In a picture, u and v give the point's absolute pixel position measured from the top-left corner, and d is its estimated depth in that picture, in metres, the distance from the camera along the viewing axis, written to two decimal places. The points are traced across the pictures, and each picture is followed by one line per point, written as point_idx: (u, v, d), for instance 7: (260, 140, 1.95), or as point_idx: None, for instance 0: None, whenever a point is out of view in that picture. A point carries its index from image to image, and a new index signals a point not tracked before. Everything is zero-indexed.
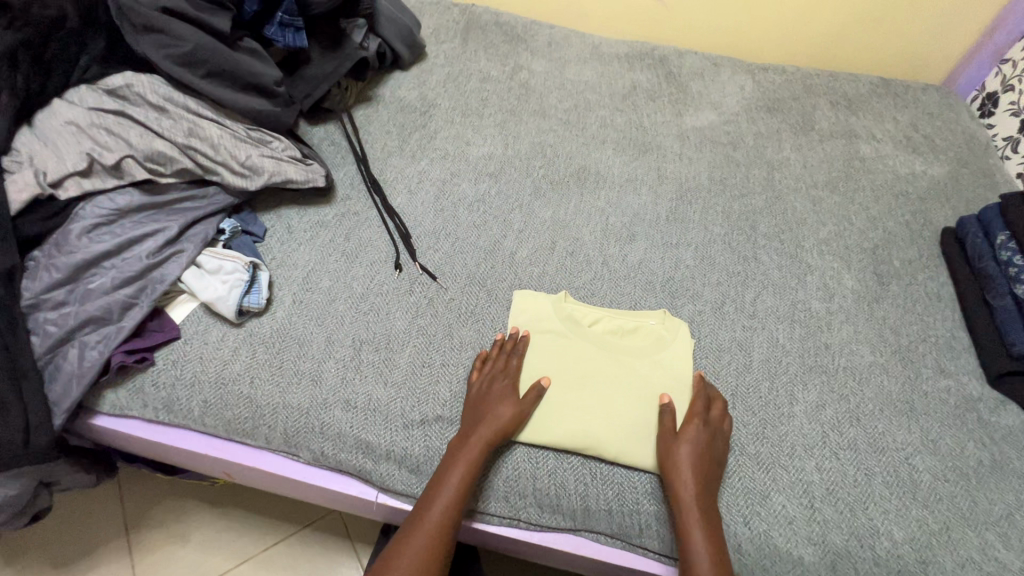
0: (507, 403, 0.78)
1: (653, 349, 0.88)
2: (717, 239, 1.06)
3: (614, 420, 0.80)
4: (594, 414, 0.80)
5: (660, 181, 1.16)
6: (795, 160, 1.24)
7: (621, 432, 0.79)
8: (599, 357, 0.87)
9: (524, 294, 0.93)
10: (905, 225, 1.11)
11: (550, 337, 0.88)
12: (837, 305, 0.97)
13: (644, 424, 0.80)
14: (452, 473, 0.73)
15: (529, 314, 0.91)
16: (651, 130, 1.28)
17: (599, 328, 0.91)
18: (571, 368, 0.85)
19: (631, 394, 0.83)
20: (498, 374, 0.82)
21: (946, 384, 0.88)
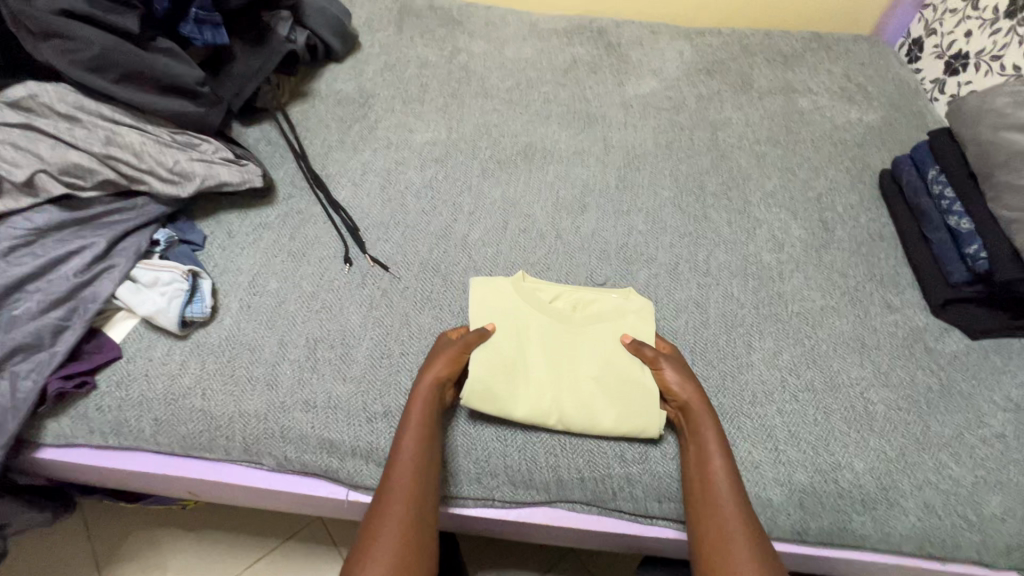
0: (438, 363, 0.77)
1: (616, 321, 0.87)
2: (667, 202, 1.07)
3: (580, 393, 0.79)
4: (563, 388, 0.80)
5: (607, 151, 1.16)
6: (737, 120, 1.26)
7: (586, 404, 0.78)
8: (564, 333, 0.85)
9: (482, 279, 0.89)
10: (844, 171, 1.15)
11: (512, 317, 0.85)
12: (787, 255, 0.99)
13: (613, 392, 0.80)
14: (394, 490, 0.69)
15: (488, 295, 0.87)
16: (595, 102, 1.29)
17: (562, 304, 0.89)
18: (536, 345, 0.84)
19: (599, 364, 0.82)
20: (438, 342, 0.81)
21: (894, 319, 0.91)
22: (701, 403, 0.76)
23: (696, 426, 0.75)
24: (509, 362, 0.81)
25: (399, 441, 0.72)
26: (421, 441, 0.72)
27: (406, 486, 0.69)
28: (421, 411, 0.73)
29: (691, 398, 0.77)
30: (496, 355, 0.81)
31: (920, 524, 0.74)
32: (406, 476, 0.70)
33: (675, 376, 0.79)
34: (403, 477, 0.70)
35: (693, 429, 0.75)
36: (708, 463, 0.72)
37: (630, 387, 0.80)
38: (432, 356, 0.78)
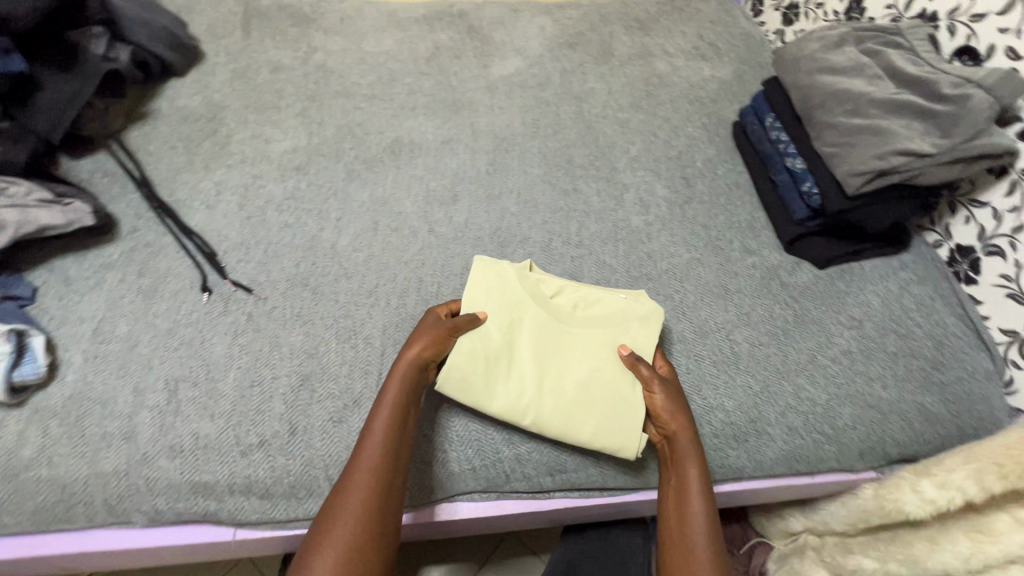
0: (420, 341, 0.75)
1: (618, 327, 0.85)
2: (538, 180, 1.08)
3: (561, 391, 0.79)
4: (549, 395, 0.78)
5: (475, 137, 1.16)
6: (600, 89, 1.29)
7: (564, 401, 0.78)
8: (558, 333, 0.84)
9: (484, 260, 0.87)
10: (702, 128, 1.21)
11: (507, 311, 0.83)
12: (654, 215, 1.03)
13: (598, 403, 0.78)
14: (367, 460, 0.67)
15: (486, 279, 0.85)
16: (460, 88, 1.27)
17: (570, 302, 0.86)
18: (529, 340, 0.82)
19: (590, 372, 0.81)
20: (425, 318, 0.79)
21: (752, 261, 0.98)
22: (688, 435, 0.74)
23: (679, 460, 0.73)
24: (498, 364, 0.80)
25: (376, 410, 0.70)
26: (397, 413, 0.70)
27: (376, 464, 0.67)
28: (401, 387, 0.72)
29: (676, 425, 0.75)
30: (478, 358, 0.78)
31: (785, 446, 0.80)
32: (382, 447, 0.68)
33: (661, 395, 0.77)
34: (373, 454, 0.67)
35: (675, 463, 0.74)
36: (686, 498, 0.71)
37: (613, 397, 0.79)
38: (419, 333, 0.76)
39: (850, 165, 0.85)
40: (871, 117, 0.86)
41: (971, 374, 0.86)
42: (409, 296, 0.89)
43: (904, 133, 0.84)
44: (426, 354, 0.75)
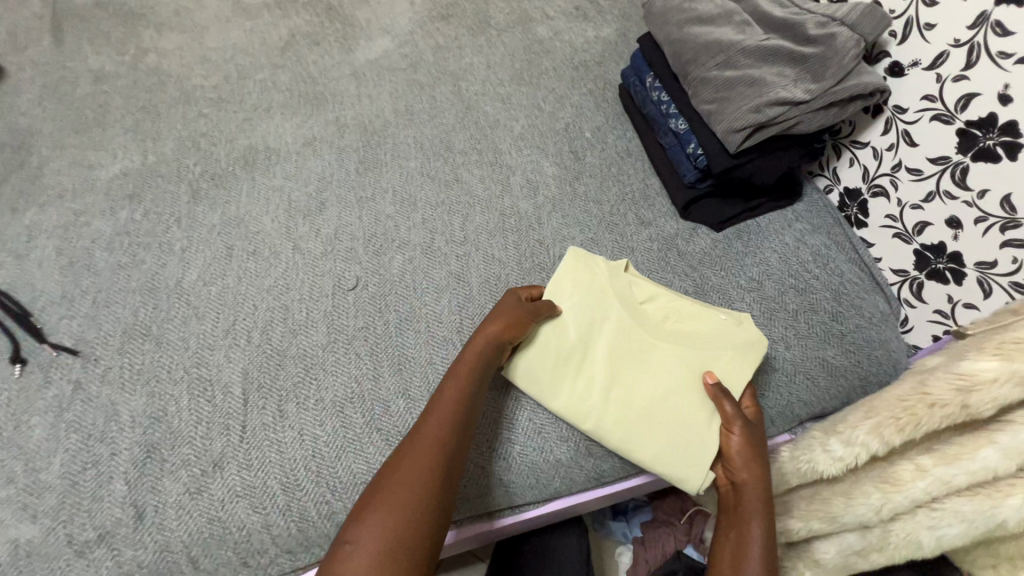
0: (494, 323, 0.73)
1: (699, 345, 0.79)
2: (415, 174, 0.98)
3: (626, 400, 0.75)
4: (616, 406, 0.75)
5: (341, 133, 1.03)
6: (478, 64, 1.18)
7: (622, 410, 0.74)
8: (641, 338, 0.79)
9: (579, 251, 0.85)
10: (588, 94, 1.13)
11: (597, 304, 0.81)
12: (543, 198, 0.96)
13: (664, 424, 0.74)
14: (427, 438, 0.64)
15: (579, 274, 0.83)
16: (322, 78, 1.13)
17: (676, 311, 0.81)
18: (608, 341, 0.79)
19: (663, 389, 0.76)
20: (502, 299, 0.77)
21: (648, 233, 0.93)
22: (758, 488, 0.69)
23: (744, 508, 0.68)
24: (569, 371, 0.77)
25: (440, 393, 0.68)
26: (459, 401, 0.67)
27: (433, 454, 0.62)
28: (462, 382, 0.68)
29: (749, 476, 0.70)
30: (545, 360, 0.76)
31: None
32: (439, 431, 0.64)
33: (741, 441, 0.71)
34: (426, 446, 0.63)
35: (738, 510, 0.69)
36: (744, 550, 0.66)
37: (682, 418, 0.74)
38: (493, 314, 0.75)
39: (727, 121, 0.81)
40: (742, 67, 0.82)
41: (870, 319, 0.85)
42: (273, 329, 0.78)
43: (776, 82, 0.80)
44: (496, 345, 0.72)
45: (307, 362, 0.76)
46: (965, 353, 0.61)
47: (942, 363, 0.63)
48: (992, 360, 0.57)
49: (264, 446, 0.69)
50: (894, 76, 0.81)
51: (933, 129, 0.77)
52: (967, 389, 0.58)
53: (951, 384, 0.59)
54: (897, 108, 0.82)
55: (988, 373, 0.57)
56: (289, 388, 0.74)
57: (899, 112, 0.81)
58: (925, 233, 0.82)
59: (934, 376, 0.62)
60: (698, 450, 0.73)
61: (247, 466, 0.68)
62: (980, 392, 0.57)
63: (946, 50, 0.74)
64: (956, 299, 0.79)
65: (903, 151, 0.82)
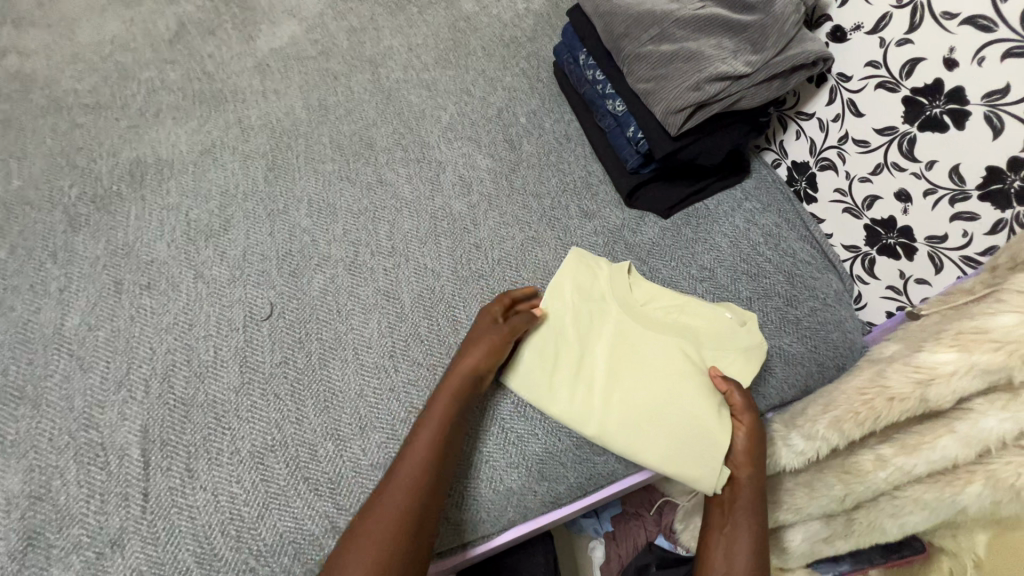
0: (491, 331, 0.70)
1: (703, 341, 0.76)
2: (332, 179, 0.87)
3: (625, 398, 0.71)
4: (622, 408, 0.70)
5: (245, 137, 0.91)
6: (398, 47, 1.07)
7: (623, 410, 0.70)
8: (643, 337, 0.75)
9: (581, 252, 0.81)
10: (521, 75, 1.04)
11: (590, 304, 0.77)
12: (477, 195, 0.88)
13: (674, 423, 0.70)
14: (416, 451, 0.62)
15: (575, 270, 0.79)
16: (219, 72, 1.00)
17: (677, 309, 0.78)
18: (608, 342, 0.75)
19: (671, 386, 0.72)
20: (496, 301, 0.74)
21: (593, 226, 0.86)
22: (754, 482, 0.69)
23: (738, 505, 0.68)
24: (569, 374, 0.72)
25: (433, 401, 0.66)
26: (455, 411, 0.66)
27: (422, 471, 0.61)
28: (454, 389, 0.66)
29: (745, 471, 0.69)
30: (542, 364, 0.72)
31: None
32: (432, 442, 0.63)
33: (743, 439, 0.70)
34: (416, 460, 0.62)
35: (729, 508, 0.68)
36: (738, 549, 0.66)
37: (694, 417, 0.70)
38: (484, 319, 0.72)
39: (666, 101, 0.74)
40: (678, 40, 0.75)
41: (824, 301, 0.81)
42: (174, 376, 0.68)
43: (715, 54, 0.73)
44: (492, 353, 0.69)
45: (217, 410, 0.67)
46: (923, 343, 0.58)
47: (900, 354, 0.61)
48: (950, 351, 0.55)
49: (173, 515, 0.60)
50: (837, 42, 0.76)
51: (879, 97, 0.72)
52: (926, 382, 0.56)
53: (910, 377, 0.57)
54: (841, 76, 0.77)
55: (947, 365, 0.55)
56: (198, 442, 0.65)
57: (844, 81, 0.76)
58: (875, 208, 0.78)
59: (892, 368, 0.60)
60: (715, 447, 0.69)
61: (150, 542, 0.59)
62: (940, 385, 0.55)
63: (889, 12, 0.68)
64: (908, 275, 0.76)
65: (849, 122, 0.78)
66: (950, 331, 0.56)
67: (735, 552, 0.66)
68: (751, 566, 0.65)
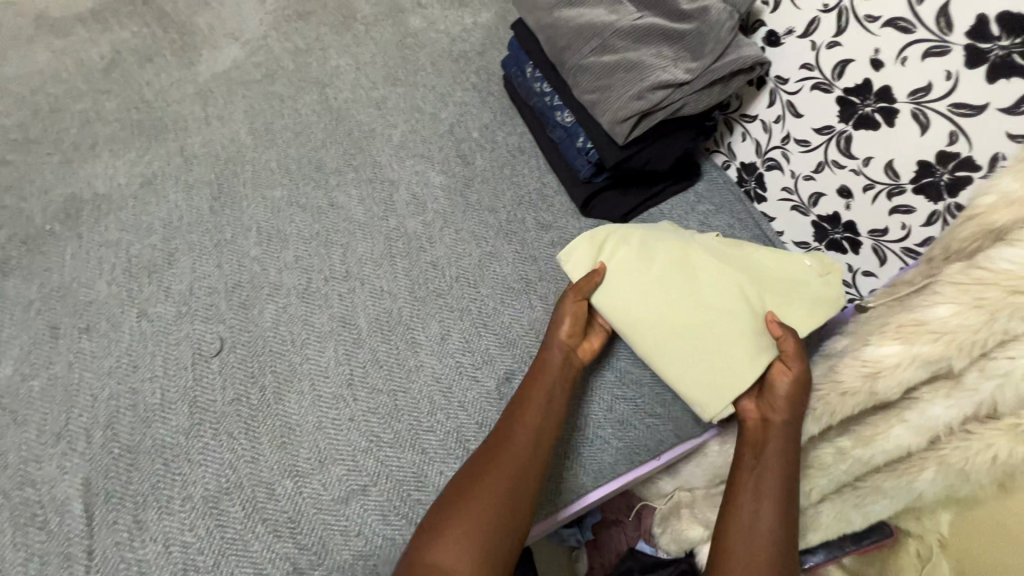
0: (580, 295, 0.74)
1: (781, 293, 0.73)
2: (282, 204, 0.85)
3: (674, 330, 0.72)
4: (649, 319, 0.72)
5: (188, 166, 0.88)
6: (345, 67, 1.05)
7: (670, 340, 0.71)
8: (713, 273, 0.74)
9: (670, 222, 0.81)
10: (471, 89, 1.03)
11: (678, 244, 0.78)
12: (432, 212, 0.87)
13: (676, 338, 0.71)
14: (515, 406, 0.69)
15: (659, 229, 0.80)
16: (159, 100, 0.96)
17: (763, 253, 0.77)
18: (679, 274, 0.74)
19: (729, 322, 0.71)
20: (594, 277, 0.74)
21: (550, 238, 0.86)
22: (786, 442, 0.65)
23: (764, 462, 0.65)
24: (639, 295, 0.73)
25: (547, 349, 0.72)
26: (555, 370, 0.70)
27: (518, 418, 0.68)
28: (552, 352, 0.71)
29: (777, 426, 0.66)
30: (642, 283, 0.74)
31: (623, 444, 0.73)
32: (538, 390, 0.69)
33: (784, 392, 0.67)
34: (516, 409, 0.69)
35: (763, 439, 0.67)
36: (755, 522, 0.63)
37: (740, 354, 0.70)
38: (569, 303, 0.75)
39: (612, 111, 0.74)
40: (619, 51, 0.75)
41: None
42: (118, 423, 0.65)
43: (656, 63, 0.74)
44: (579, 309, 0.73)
45: (165, 455, 0.63)
46: (870, 337, 0.59)
47: (851, 349, 0.62)
48: (893, 344, 0.56)
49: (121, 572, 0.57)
50: (772, 46, 0.78)
51: (816, 98, 0.74)
52: (874, 376, 0.57)
53: (859, 371, 0.59)
54: (779, 78, 0.78)
55: (892, 358, 0.56)
56: (146, 491, 0.61)
57: (782, 83, 0.78)
58: (820, 204, 0.80)
59: (843, 362, 0.61)
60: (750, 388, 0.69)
61: None
62: (887, 378, 0.56)
63: (817, 16, 0.70)
64: (855, 268, 0.79)
65: (790, 122, 0.80)
66: (891, 323, 0.57)
67: (764, 491, 0.64)
68: (779, 497, 0.63)
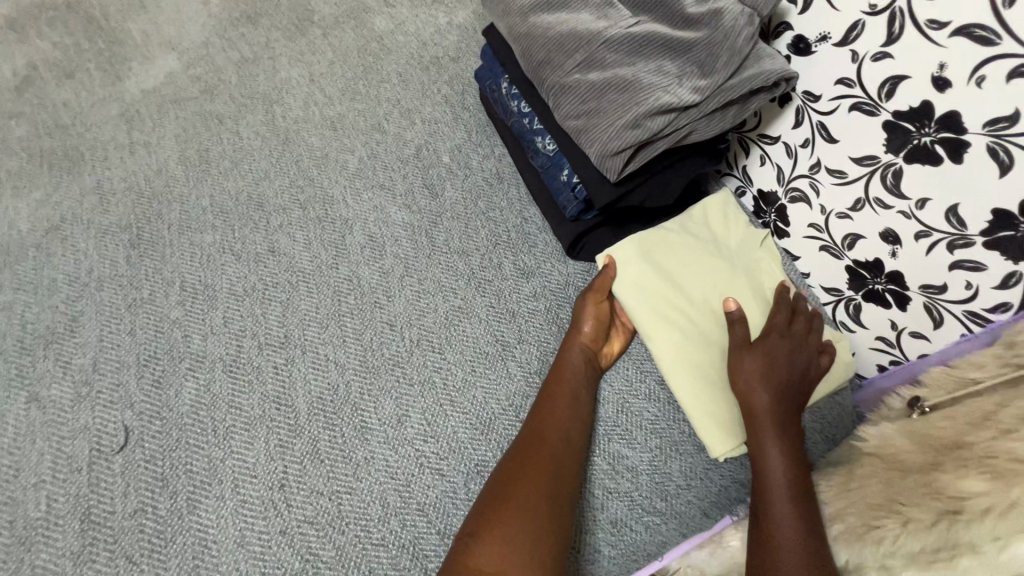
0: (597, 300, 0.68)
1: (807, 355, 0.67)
2: (211, 252, 0.72)
3: (683, 342, 0.65)
4: (660, 323, 0.66)
5: (104, 205, 0.75)
6: (297, 79, 0.90)
7: (680, 354, 0.65)
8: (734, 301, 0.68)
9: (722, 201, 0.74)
10: (443, 104, 0.88)
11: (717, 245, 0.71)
12: (391, 258, 0.73)
13: (689, 353, 0.65)
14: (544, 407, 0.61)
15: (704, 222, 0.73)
16: (76, 125, 0.83)
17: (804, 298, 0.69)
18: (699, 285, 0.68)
19: None
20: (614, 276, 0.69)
21: (531, 288, 0.72)
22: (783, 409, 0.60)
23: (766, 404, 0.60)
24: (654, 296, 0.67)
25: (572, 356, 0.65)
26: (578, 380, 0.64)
27: (547, 420, 0.60)
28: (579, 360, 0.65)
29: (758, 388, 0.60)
30: (664, 283, 0.68)
31: (616, 549, 0.61)
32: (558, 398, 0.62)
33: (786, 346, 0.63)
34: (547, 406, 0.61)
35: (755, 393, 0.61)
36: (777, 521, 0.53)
37: None
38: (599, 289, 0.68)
39: (600, 142, 0.60)
40: (609, 66, 0.61)
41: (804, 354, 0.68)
42: None
43: (654, 82, 0.59)
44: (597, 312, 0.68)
45: None
46: (943, 461, 0.43)
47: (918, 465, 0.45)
48: (981, 480, 0.40)
49: None
50: (800, 55, 0.63)
51: (855, 121, 0.60)
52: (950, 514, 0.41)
53: (931, 506, 0.42)
54: (808, 95, 0.64)
55: (980, 499, 0.40)
56: None
57: (812, 100, 0.64)
58: (858, 247, 0.66)
59: (904, 485, 0.46)
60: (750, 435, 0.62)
61: None
62: (972, 524, 0.39)
63: (860, 19, 0.55)
64: (901, 326, 0.64)
65: (821, 148, 0.65)
66: (976, 448, 0.42)
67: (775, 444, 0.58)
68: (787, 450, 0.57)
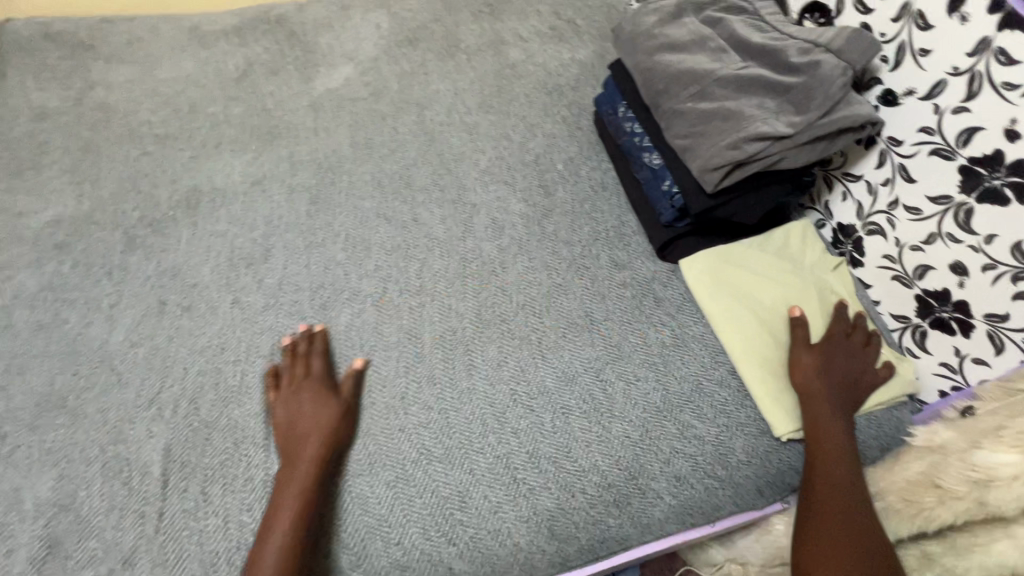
0: None
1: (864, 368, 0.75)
2: (369, 216, 0.90)
3: (755, 338, 0.75)
4: (736, 321, 0.77)
5: (293, 171, 0.96)
6: (445, 92, 1.10)
7: (751, 348, 0.75)
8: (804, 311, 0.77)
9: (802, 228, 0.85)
10: (562, 123, 1.04)
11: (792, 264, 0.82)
12: (508, 239, 0.88)
13: (758, 347, 0.75)
14: None
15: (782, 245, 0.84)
16: (277, 110, 1.06)
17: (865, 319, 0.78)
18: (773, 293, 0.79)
19: None
20: None
21: (622, 277, 0.84)
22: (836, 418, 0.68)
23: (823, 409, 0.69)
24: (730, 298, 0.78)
25: None
26: None
27: None
28: None
29: (815, 383, 0.70)
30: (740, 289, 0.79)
31: (675, 500, 0.69)
32: None
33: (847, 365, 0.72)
34: None
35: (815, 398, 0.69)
36: (825, 494, 0.64)
37: None
38: None
39: (704, 158, 0.73)
40: (718, 99, 0.74)
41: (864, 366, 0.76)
42: (201, 398, 0.72)
43: (756, 115, 0.72)
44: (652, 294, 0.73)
45: (237, 434, 0.70)
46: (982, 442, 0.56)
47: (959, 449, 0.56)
48: (1010, 453, 0.54)
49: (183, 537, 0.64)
50: (887, 105, 0.73)
51: (933, 164, 0.69)
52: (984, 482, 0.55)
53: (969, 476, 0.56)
54: (892, 139, 0.73)
55: (1009, 468, 0.53)
56: (215, 467, 0.68)
57: (895, 145, 0.73)
58: (928, 277, 0.73)
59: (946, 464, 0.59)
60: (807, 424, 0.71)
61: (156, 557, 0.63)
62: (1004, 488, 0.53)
63: (944, 78, 0.66)
64: (964, 352, 0.70)
65: (900, 186, 0.74)
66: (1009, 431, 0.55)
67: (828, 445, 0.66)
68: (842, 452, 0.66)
